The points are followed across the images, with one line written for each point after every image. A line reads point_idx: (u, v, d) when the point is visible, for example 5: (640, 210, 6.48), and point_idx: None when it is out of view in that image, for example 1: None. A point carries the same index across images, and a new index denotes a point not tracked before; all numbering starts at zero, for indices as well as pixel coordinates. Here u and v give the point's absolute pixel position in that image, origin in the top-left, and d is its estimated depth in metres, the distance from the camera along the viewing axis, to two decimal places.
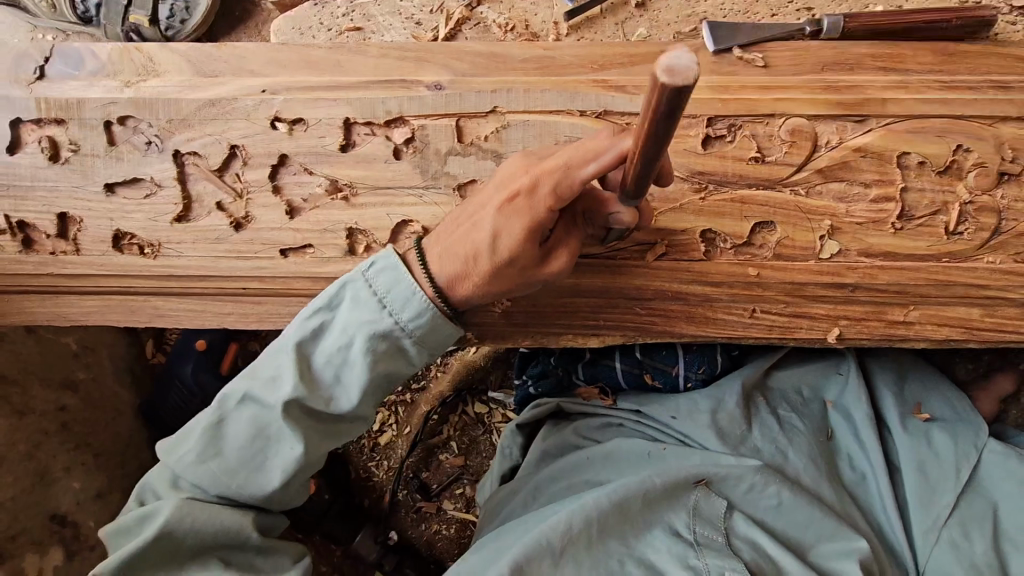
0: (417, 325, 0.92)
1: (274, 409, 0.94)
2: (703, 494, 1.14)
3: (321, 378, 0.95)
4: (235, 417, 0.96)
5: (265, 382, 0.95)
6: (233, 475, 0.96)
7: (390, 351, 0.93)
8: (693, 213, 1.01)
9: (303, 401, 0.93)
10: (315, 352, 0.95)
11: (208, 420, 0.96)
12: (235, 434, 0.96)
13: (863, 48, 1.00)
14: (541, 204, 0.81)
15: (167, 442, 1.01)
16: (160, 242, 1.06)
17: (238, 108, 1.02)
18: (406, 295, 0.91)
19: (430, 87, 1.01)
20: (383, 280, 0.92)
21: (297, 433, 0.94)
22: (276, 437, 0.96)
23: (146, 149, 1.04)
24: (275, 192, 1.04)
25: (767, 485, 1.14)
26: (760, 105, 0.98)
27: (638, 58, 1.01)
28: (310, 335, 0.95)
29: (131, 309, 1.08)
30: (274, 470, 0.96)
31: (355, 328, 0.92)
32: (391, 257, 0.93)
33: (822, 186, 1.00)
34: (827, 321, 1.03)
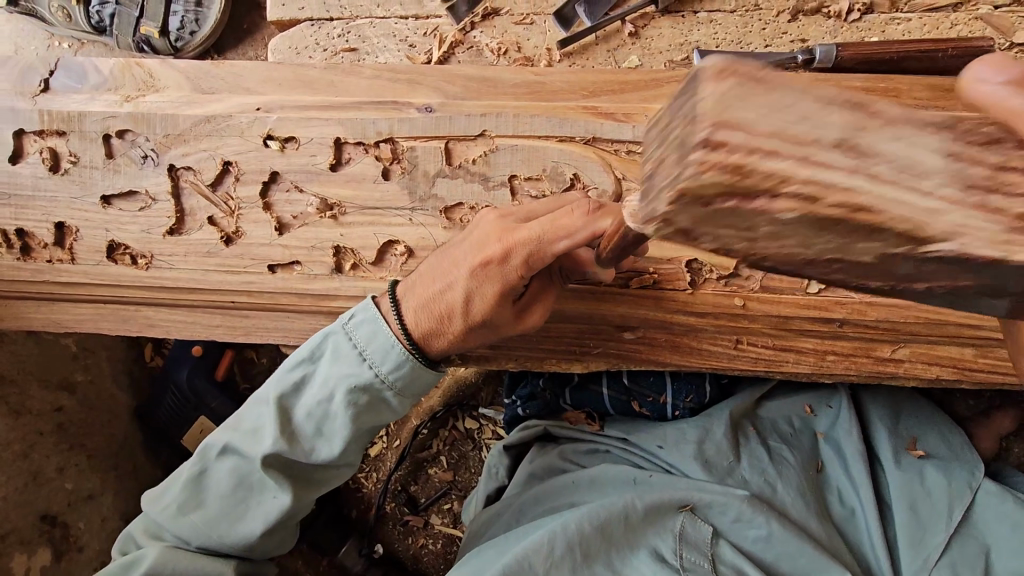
0: (396, 377, 0.92)
1: (254, 461, 0.94)
2: (689, 518, 1.13)
3: (299, 433, 0.95)
4: (220, 466, 0.97)
5: (247, 433, 0.96)
6: (214, 526, 0.97)
7: (369, 404, 0.93)
8: (679, 243, 1.01)
9: (283, 455, 0.94)
10: (296, 407, 0.95)
11: (193, 469, 0.98)
12: (219, 485, 0.97)
13: (858, 81, 0.98)
14: (513, 272, 0.81)
15: (154, 490, 1.02)
16: (153, 254, 1.08)
17: (232, 125, 1.04)
18: (384, 347, 0.91)
19: (420, 109, 1.02)
20: (362, 333, 0.92)
21: (279, 486, 0.95)
22: (258, 487, 0.96)
23: (142, 163, 1.06)
24: (266, 208, 1.05)
25: (755, 516, 1.12)
26: None
27: (628, 86, 1.01)
28: (291, 389, 0.95)
29: (124, 318, 1.11)
30: (254, 521, 0.97)
31: (335, 382, 0.92)
32: (371, 310, 0.93)
33: None
34: (814, 355, 1.02)
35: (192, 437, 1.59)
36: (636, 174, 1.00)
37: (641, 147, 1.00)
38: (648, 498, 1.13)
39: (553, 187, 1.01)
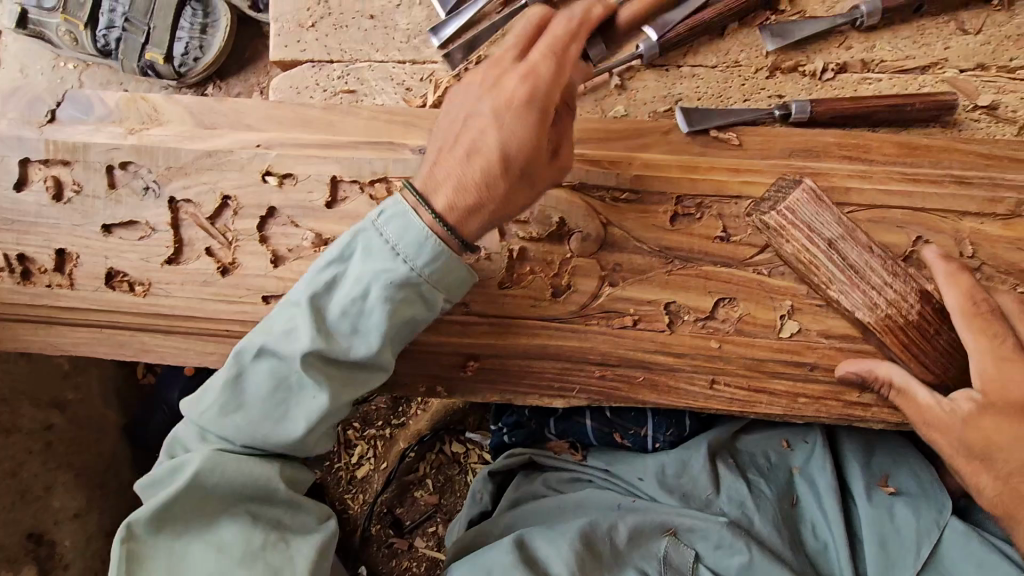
0: (431, 268, 0.87)
1: (295, 368, 0.89)
2: (672, 542, 1.21)
3: (335, 331, 0.89)
4: (255, 367, 0.91)
5: (279, 336, 0.89)
6: (258, 425, 0.91)
7: (409, 297, 0.89)
8: (658, 286, 1.05)
9: (323, 353, 0.88)
10: (330, 306, 0.89)
11: (226, 374, 0.92)
12: (256, 385, 0.91)
13: (830, 137, 1.05)
14: (549, 85, 0.86)
15: (190, 396, 0.97)
16: (150, 282, 1.11)
17: (233, 160, 1.08)
18: (414, 239, 0.86)
19: (414, 150, 1.07)
20: (394, 227, 0.87)
21: (318, 383, 0.89)
22: (298, 388, 0.91)
23: (143, 194, 1.09)
24: (262, 241, 1.09)
25: (734, 543, 1.18)
26: (727, 186, 1.03)
27: (614, 135, 1.06)
28: (323, 288, 0.90)
29: (119, 343, 1.13)
30: (296, 423, 0.91)
31: (370, 274, 0.87)
32: (401, 204, 0.88)
33: (785, 267, 1.04)
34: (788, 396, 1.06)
35: None
36: (619, 219, 1.05)
37: (625, 194, 1.05)
38: (631, 522, 1.21)
39: (540, 229, 1.06)
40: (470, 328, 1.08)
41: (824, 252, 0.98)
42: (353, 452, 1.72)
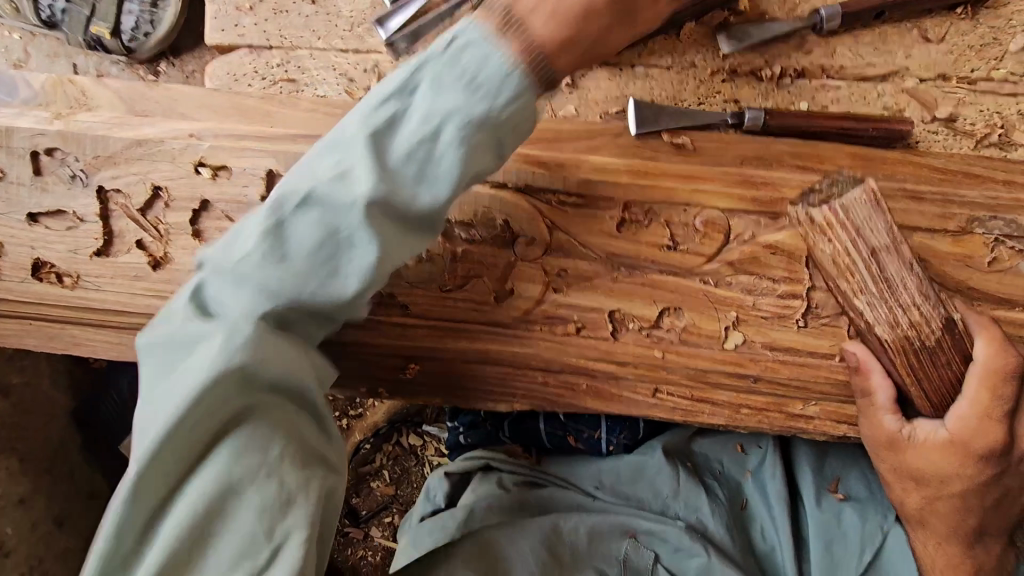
0: (508, 102, 0.76)
1: (340, 207, 0.76)
2: (632, 545, 1.22)
3: (398, 174, 0.77)
4: (298, 221, 0.78)
5: (329, 179, 0.77)
6: (299, 286, 0.79)
7: (482, 141, 0.77)
8: (604, 293, 1.03)
9: (386, 198, 0.76)
10: (392, 145, 0.77)
11: (266, 224, 0.78)
12: (300, 246, 0.78)
13: (783, 145, 1.02)
14: None
15: (210, 251, 0.84)
16: (80, 274, 1.06)
17: (163, 150, 1.03)
18: (482, 59, 0.76)
19: None
20: (458, 53, 0.76)
21: (374, 240, 0.77)
22: (346, 240, 0.78)
23: (71, 183, 1.04)
24: (196, 235, 1.05)
25: (693, 545, 1.19)
26: (676, 193, 1.00)
27: (563, 135, 1.03)
28: (382, 125, 0.77)
29: (49, 336, 1.10)
30: (351, 269, 0.79)
31: (435, 109, 0.75)
32: (475, 28, 0.77)
33: (732, 277, 1.02)
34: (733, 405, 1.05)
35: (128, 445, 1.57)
36: (565, 223, 1.02)
37: (572, 198, 1.02)
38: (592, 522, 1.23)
39: (483, 232, 1.03)
40: (411, 331, 1.04)
41: (865, 261, 0.90)
42: None
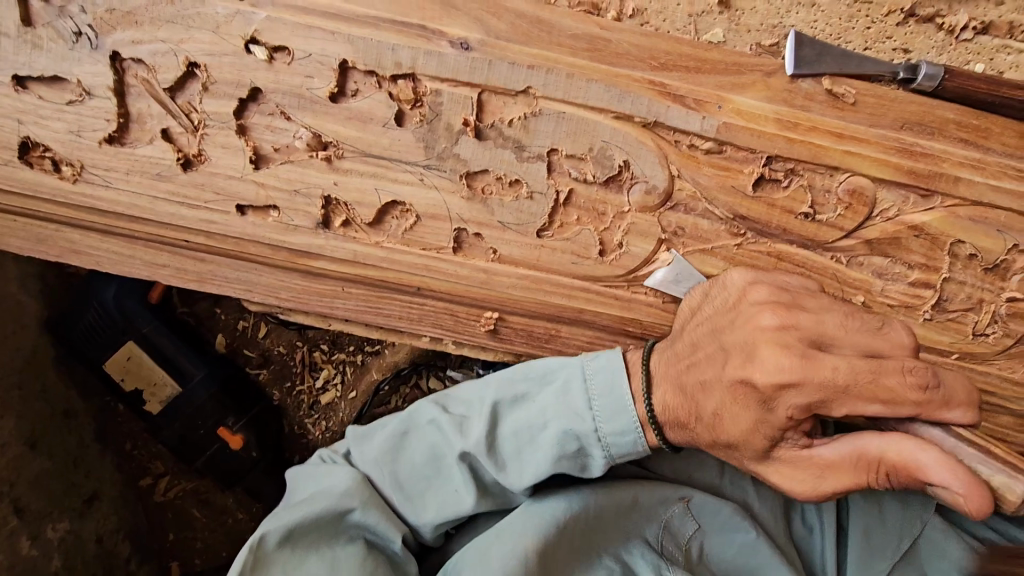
0: (620, 443, 0.83)
1: (492, 436, 0.88)
2: (681, 512, 1.04)
3: (533, 447, 0.87)
4: (453, 433, 0.91)
5: (501, 397, 0.90)
6: (462, 426, 0.91)
7: (584, 453, 0.86)
8: (723, 259, 0.90)
9: (531, 446, 0.87)
10: (523, 431, 0.87)
11: (428, 441, 0.94)
12: (457, 428, 0.91)
13: (951, 112, 0.87)
14: None
15: (359, 433, 1.01)
16: (83, 164, 0.84)
17: (205, 14, 0.79)
18: (618, 408, 0.83)
19: (454, 44, 0.82)
20: (598, 382, 0.84)
21: (544, 441, 0.85)
22: (494, 457, 0.88)
23: (74, 42, 0.80)
24: (239, 132, 0.83)
25: (740, 521, 1.05)
26: (827, 154, 0.86)
27: (706, 66, 0.85)
28: (516, 402, 0.89)
29: (38, 238, 0.88)
30: (500, 465, 0.89)
31: (573, 370, 0.86)
32: (616, 357, 0.86)
33: (864, 257, 0.91)
34: (773, 388, 0.71)
35: (112, 363, 1.38)
36: (694, 173, 0.87)
37: (706, 144, 0.86)
38: (633, 496, 1.01)
39: (597, 171, 0.86)
40: (495, 278, 0.90)
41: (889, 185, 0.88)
42: (317, 376, 1.54)
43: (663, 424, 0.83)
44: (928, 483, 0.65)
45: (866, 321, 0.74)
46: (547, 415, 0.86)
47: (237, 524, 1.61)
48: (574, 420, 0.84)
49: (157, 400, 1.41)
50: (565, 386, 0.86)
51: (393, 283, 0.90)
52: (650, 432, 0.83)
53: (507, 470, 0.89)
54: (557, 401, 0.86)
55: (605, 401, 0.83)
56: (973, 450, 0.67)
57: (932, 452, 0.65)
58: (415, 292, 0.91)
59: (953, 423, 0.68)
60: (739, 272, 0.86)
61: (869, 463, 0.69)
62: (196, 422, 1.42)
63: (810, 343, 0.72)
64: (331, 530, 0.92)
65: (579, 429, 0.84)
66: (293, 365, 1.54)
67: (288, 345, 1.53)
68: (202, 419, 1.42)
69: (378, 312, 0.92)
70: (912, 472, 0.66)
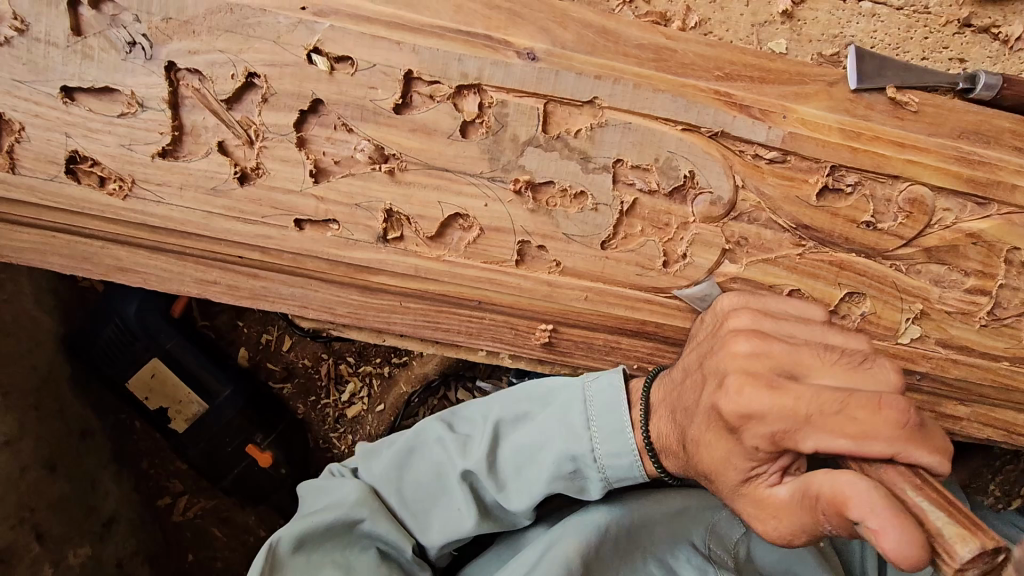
0: (616, 464, 0.79)
1: (493, 455, 0.86)
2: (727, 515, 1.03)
3: (531, 470, 0.84)
4: (453, 455, 0.88)
5: (505, 416, 0.88)
6: (464, 449, 0.88)
7: (580, 475, 0.82)
8: (785, 269, 0.89)
9: (531, 467, 0.84)
10: (519, 447, 0.85)
11: (430, 462, 0.90)
12: (459, 449, 0.88)
13: (1006, 121, 0.89)
14: None
15: (365, 450, 0.98)
16: (133, 179, 0.80)
17: (267, 24, 0.76)
18: (616, 429, 0.79)
19: (522, 55, 0.80)
20: (601, 401, 0.81)
21: (542, 462, 0.82)
22: (497, 479, 0.86)
23: (128, 52, 0.76)
24: (299, 145, 0.81)
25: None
26: (889, 163, 0.86)
27: (771, 76, 0.85)
28: (517, 420, 0.88)
29: (83, 256, 0.84)
30: (504, 486, 0.86)
31: (574, 391, 0.84)
32: (619, 376, 0.83)
33: (923, 265, 0.91)
34: (736, 418, 0.61)
35: (136, 380, 1.33)
36: (758, 183, 0.86)
37: (771, 153, 0.85)
38: (680, 499, 1.00)
39: (662, 182, 0.86)
40: (559, 291, 0.88)
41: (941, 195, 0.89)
42: (343, 389, 1.51)
43: (660, 451, 0.77)
44: (853, 523, 0.51)
45: (849, 356, 0.63)
46: (546, 435, 0.83)
47: (259, 543, 1.56)
48: (570, 440, 0.80)
49: (182, 418, 1.36)
50: (566, 406, 0.83)
51: (452, 297, 0.88)
52: (647, 458, 0.78)
53: (508, 490, 0.86)
54: (556, 418, 0.83)
55: (603, 422, 0.80)
56: (785, 396, 0.57)
57: (859, 480, 0.51)
58: (475, 306, 0.89)
59: (928, 467, 0.53)
60: (730, 298, 0.83)
61: (810, 501, 0.56)
62: (224, 440, 1.38)
63: (779, 371, 0.62)
64: (344, 539, 0.88)
65: (575, 450, 0.80)
66: (318, 379, 1.51)
67: (313, 358, 1.50)
68: (229, 437, 1.38)
69: (436, 327, 0.90)
70: (836, 506, 0.52)
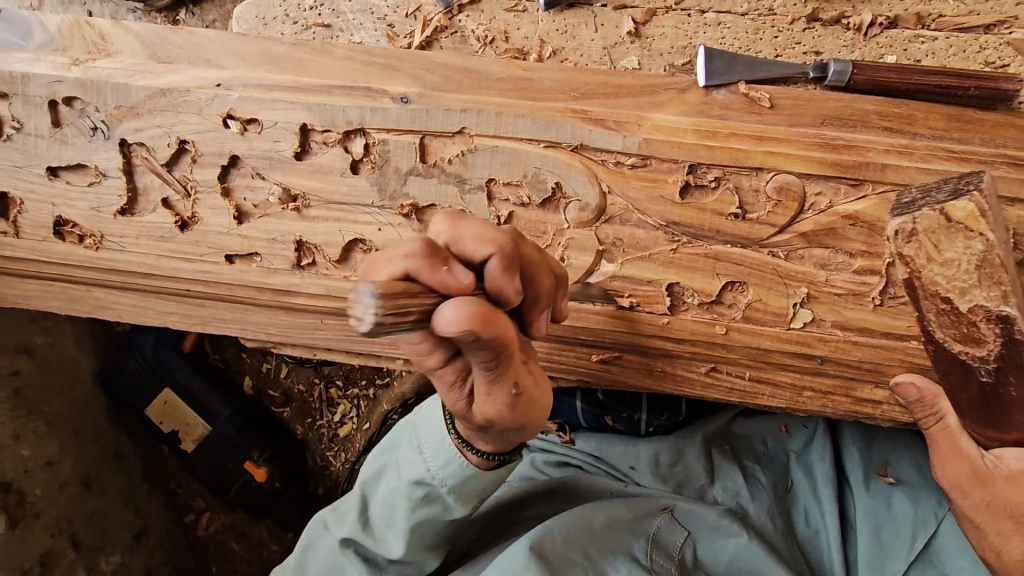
0: (449, 473, 0.80)
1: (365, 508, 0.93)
2: (667, 521, 1.14)
3: (392, 515, 0.89)
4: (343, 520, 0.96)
5: (368, 471, 0.93)
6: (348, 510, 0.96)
7: (430, 498, 0.84)
8: (662, 265, 0.95)
9: (392, 508, 0.88)
10: (377, 497, 0.91)
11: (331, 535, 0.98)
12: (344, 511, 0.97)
13: (870, 104, 0.91)
14: None
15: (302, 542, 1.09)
16: (102, 234, 1.01)
17: (190, 100, 0.95)
18: (438, 442, 0.79)
19: (395, 99, 0.93)
20: (420, 428, 0.82)
21: (397, 504, 0.86)
22: (376, 529, 0.92)
23: (91, 135, 0.97)
24: (224, 194, 0.98)
25: (731, 525, 1.13)
26: (748, 156, 0.90)
27: (623, 90, 0.93)
28: (376, 475, 0.93)
29: (73, 298, 1.05)
30: (385, 536, 0.91)
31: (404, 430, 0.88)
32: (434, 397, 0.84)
33: (804, 250, 0.93)
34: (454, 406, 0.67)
35: (155, 407, 1.55)
36: (623, 188, 0.93)
37: (631, 159, 0.92)
38: (614, 511, 1.11)
39: (532, 195, 0.95)
40: None
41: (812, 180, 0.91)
42: (335, 411, 1.66)
43: None
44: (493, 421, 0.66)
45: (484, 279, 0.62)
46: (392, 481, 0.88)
47: (272, 556, 1.71)
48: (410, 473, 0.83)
49: (191, 439, 1.56)
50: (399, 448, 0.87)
51: None
52: None
53: (387, 541, 0.92)
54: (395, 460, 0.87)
55: (426, 446, 0.81)
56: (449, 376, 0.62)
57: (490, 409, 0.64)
58: None
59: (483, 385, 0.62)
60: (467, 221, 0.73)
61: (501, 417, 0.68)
62: (226, 457, 1.56)
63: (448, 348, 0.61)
64: None
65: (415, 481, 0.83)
66: (313, 402, 1.67)
67: (306, 383, 1.66)
68: (230, 455, 1.56)
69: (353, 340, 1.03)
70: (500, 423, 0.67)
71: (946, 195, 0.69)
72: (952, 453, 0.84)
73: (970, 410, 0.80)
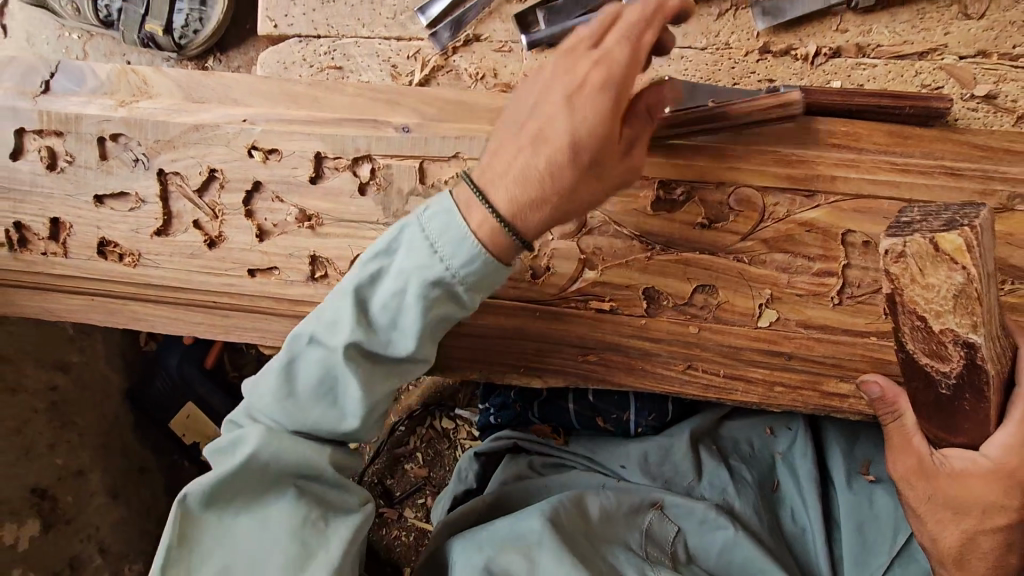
0: (467, 273, 0.83)
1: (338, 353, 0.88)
2: (657, 516, 1.20)
3: (382, 330, 0.89)
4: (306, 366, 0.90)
5: (330, 326, 0.88)
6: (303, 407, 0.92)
7: (439, 302, 0.86)
8: (638, 271, 1.05)
9: (371, 348, 0.89)
10: (369, 318, 0.87)
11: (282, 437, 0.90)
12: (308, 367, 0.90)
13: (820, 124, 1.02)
14: None
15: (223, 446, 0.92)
16: (140, 252, 1.13)
17: (219, 134, 1.08)
18: (445, 236, 0.83)
19: (398, 129, 1.06)
20: (425, 237, 0.85)
21: (392, 336, 0.89)
22: (356, 363, 0.90)
23: (133, 166, 1.11)
24: (248, 216, 1.11)
25: (718, 519, 1.18)
26: (710, 172, 1.01)
27: None
28: (360, 299, 0.87)
29: (112, 311, 1.17)
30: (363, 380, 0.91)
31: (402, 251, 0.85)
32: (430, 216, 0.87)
33: (766, 255, 1.03)
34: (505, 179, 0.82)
35: (179, 420, 1.67)
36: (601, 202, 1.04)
37: None
38: (609, 505, 1.17)
39: None
40: None
41: (770, 192, 1.01)
42: None
43: None
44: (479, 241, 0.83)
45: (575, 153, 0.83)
46: (388, 295, 0.87)
47: None
48: (416, 269, 0.84)
49: None
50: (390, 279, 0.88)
51: None
52: None
53: (377, 363, 0.89)
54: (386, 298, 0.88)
55: (441, 252, 0.84)
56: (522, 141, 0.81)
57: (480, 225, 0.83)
58: None
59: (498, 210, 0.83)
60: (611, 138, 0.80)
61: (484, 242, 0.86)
62: None
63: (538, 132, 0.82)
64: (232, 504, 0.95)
65: (414, 276, 0.85)
66: None
67: None
68: None
69: None
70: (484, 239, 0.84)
71: (941, 228, 0.72)
72: (902, 447, 0.88)
73: (924, 411, 0.86)
